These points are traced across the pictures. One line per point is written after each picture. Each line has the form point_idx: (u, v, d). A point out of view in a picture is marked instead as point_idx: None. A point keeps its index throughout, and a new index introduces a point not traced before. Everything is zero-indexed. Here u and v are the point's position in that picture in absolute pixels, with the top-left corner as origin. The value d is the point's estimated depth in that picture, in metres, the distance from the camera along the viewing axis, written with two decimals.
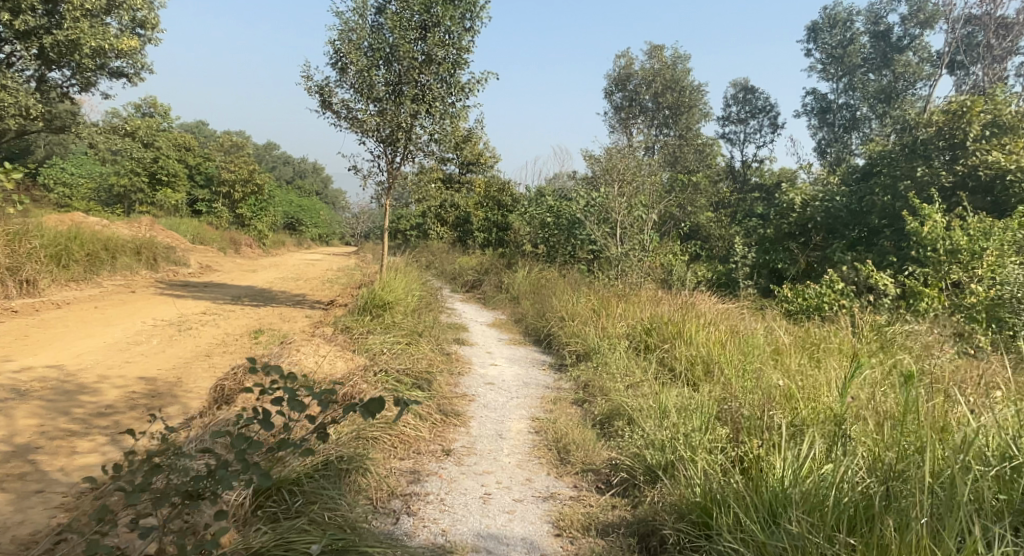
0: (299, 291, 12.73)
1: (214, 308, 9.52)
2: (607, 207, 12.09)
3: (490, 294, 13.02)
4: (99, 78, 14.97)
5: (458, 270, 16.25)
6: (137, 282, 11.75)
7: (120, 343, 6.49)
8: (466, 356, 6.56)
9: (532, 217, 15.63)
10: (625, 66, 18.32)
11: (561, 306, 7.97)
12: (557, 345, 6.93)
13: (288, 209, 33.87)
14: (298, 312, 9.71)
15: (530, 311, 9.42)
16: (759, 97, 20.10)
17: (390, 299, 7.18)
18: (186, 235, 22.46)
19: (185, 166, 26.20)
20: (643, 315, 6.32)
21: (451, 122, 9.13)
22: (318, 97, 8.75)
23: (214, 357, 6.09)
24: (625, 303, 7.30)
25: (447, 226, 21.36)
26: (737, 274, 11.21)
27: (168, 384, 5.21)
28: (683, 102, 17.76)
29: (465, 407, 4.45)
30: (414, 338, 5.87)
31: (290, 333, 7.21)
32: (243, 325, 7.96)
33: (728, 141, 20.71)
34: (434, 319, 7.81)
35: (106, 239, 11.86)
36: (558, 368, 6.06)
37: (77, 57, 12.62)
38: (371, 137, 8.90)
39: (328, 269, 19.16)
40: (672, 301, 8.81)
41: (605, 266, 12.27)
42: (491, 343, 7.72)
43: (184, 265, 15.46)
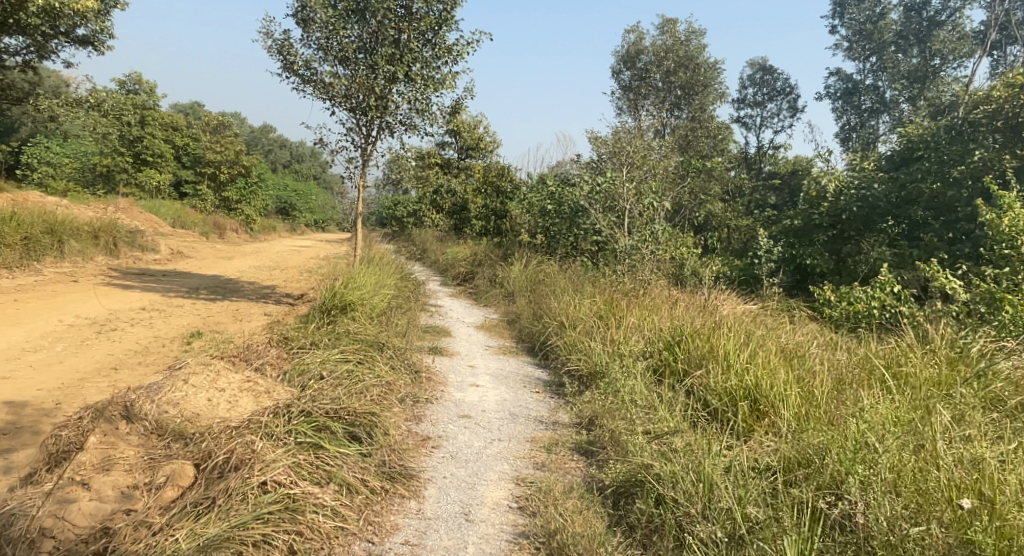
0: (271, 282, 11.43)
1: (160, 303, 8.22)
2: (614, 193, 10.85)
3: (483, 289, 11.73)
4: (61, 46, 13.69)
5: (450, 260, 14.99)
6: (85, 270, 10.44)
7: (11, 350, 5.18)
8: (442, 373, 5.31)
9: (532, 204, 14.34)
10: (635, 41, 17.01)
11: (561, 309, 6.67)
12: (555, 359, 5.68)
13: (279, 193, 32.50)
14: (258, 309, 8.41)
15: (526, 312, 8.12)
16: (778, 77, 18.70)
17: (352, 298, 5.91)
18: (166, 218, 21.28)
19: (171, 147, 24.97)
20: (662, 325, 5.03)
21: (435, 90, 7.80)
22: (279, 57, 7.47)
23: (120, 373, 4.79)
24: (638, 307, 6.03)
25: (442, 213, 20.06)
26: (760, 270, 9.90)
27: (39, 413, 3.90)
28: (697, 81, 16.38)
29: (423, 462, 3.20)
30: (370, 352, 4.59)
31: (233, 341, 5.92)
32: (181, 327, 6.65)
33: (744, 125, 19.31)
34: (410, 326, 6.53)
35: (53, 221, 10.57)
36: (555, 393, 4.80)
37: (21, 15, 11.52)
38: (341, 106, 7.60)
39: (313, 258, 17.86)
40: (692, 304, 7.50)
41: (611, 258, 10.98)
42: (476, 352, 6.43)
43: (152, 252, 14.19)
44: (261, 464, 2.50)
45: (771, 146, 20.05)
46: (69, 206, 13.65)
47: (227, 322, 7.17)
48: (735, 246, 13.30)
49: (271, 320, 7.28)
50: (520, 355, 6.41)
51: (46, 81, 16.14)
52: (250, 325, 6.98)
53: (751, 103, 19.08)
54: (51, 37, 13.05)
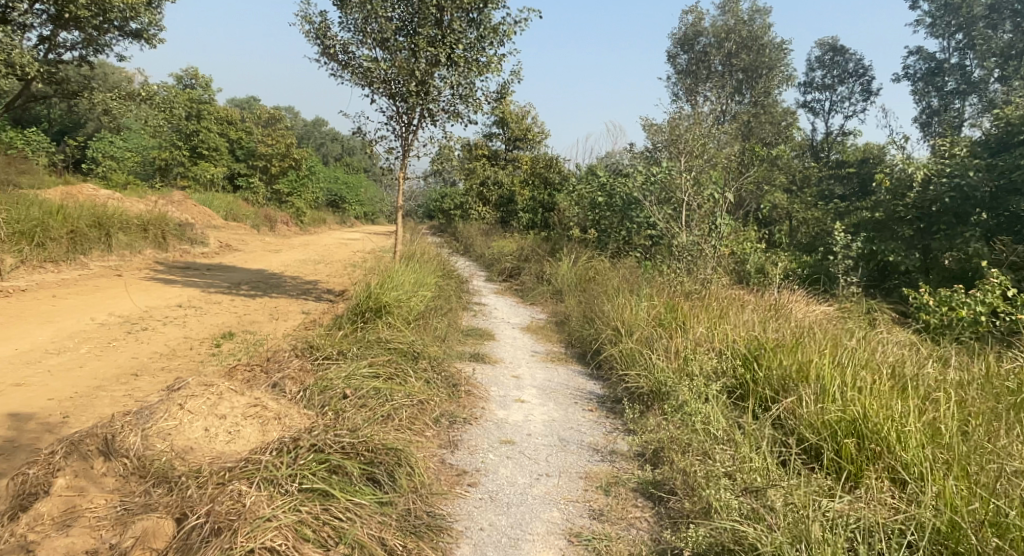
0: (313, 277, 11.20)
1: (198, 299, 8.00)
2: (672, 184, 10.13)
3: (530, 286, 11.18)
4: (114, 39, 13.77)
5: (496, 255, 14.53)
6: (131, 264, 10.39)
7: (34, 352, 4.92)
8: (484, 385, 4.78)
9: (582, 197, 13.70)
10: (693, 23, 16.34)
11: (615, 312, 6.03)
12: (610, 372, 5.07)
13: (329, 185, 32.74)
14: (297, 306, 8.09)
15: (575, 312, 7.51)
16: (850, 58, 17.42)
17: (388, 300, 5.45)
18: (218, 211, 21.58)
19: (226, 140, 25.34)
20: (736, 336, 4.35)
21: (479, 73, 7.26)
22: (316, 42, 7.06)
23: (139, 380, 4.45)
24: (704, 312, 5.35)
25: (490, 206, 19.61)
26: (834, 267, 9.01)
27: (44, 428, 3.55)
28: (760, 64, 15.36)
29: (458, 508, 2.70)
30: (402, 365, 4.11)
31: (264, 343, 5.55)
32: (213, 328, 6.34)
33: (811, 111, 18.10)
34: (449, 331, 6.04)
35: (101, 214, 10.57)
36: (612, 413, 4.20)
37: (71, 8, 11.76)
38: (381, 92, 7.14)
39: (358, 251, 17.69)
40: (762, 307, 6.74)
41: (667, 254, 10.25)
42: (521, 359, 5.87)
43: (202, 244, 14.24)
44: (249, 528, 2.07)
45: (841, 133, 18.75)
46: (122, 199, 13.82)
47: (262, 322, 6.86)
48: (803, 241, 12.34)
49: (307, 320, 6.92)
50: (570, 363, 5.81)
51: (104, 76, 16.47)
52: (285, 325, 6.65)
53: (819, 86, 17.86)
54: (103, 31, 13.08)
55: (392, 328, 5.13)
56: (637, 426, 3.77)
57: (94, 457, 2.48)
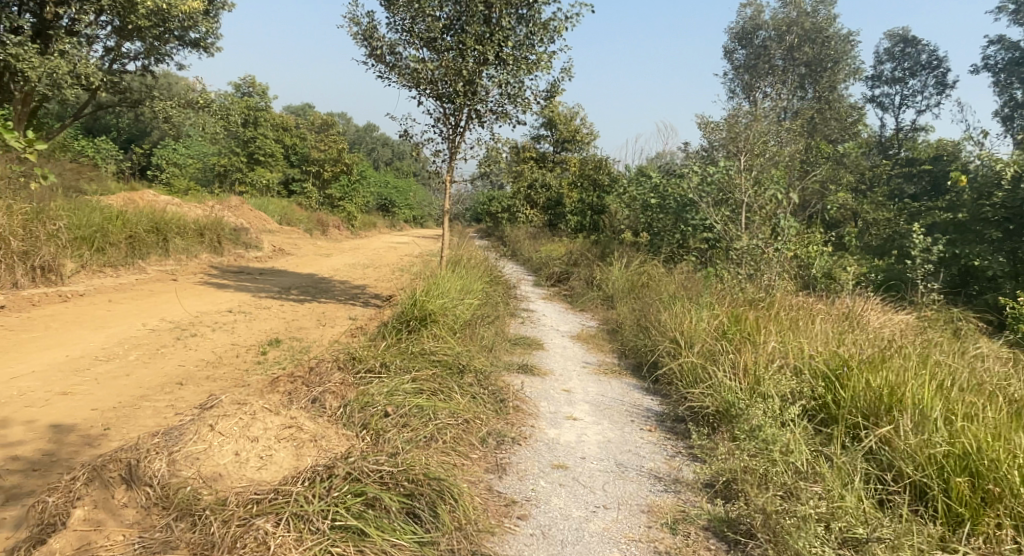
0: (361, 282, 11.17)
1: (248, 304, 8.02)
2: (731, 185, 9.65)
3: (579, 291, 10.84)
4: (174, 49, 14.19)
5: (544, 258, 14.25)
6: (187, 269, 10.57)
7: (83, 359, 4.92)
8: (534, 400, 4.50)
9: (633, 199, 13.29)
10: (752, 17, 15.82)
11: (673, 323, 5.66)
12: (670, 388, 4.73)
13: (379, 190, 33.13)
14: (344, 311, 8.01)
15: (629, 321, 7.14)
16: (922, 49, 16.39)
17: (433, 307, 5.26)
18: (273, 216, 22.06)
19: (281, 146, 25.91)
20: (812, 352, 3.95)
21: (528, 72, 7.00)
22: (363, 44, 6.95)
23: (183, 390, 4.38)
24: (771, 322, 4.94)
25: (538, 209, 19.35)
26: (912, 273, 8.34)
27: (84, 441, 3.47)
28: (825, 57, 14.57)
29: (509, 547, 2.47)
30: (447, 380, 3.90)
31: (309, 352, 5.44)
32: (260, 334, 6.29)
33: (878, 106, 17.12)
34: (497, 341, 5.79)
35: (159, 219, 10.80)
36: (674, 435, 3.87)
37: (133, 19, 11.90)
38: (428, 94, 6.96)
39: (406, 255, 17.70)
40: (833, 316, 6.22)
41: (725, 258, 9.75)
42: (572, 371, 5.57)
43: (255, 249, 14.49)
44: None
45: (911, 129, 17.66)
46: (181, 205, 14.19)
47: (309, 328, 6.78)
48: (872, 245, 11.59)
49: (354, 326, 6.81)
50: (624, 376, 5.47)
51: (165, 86, 17.03)
52: (332, 332, 6.55)
53: (888, 80, 16.88)
54: (163, 41, 13.49)
55: (438, 339, 4.93)
56: (707, 454, 3.43)
57: (116, 485, 2.39)
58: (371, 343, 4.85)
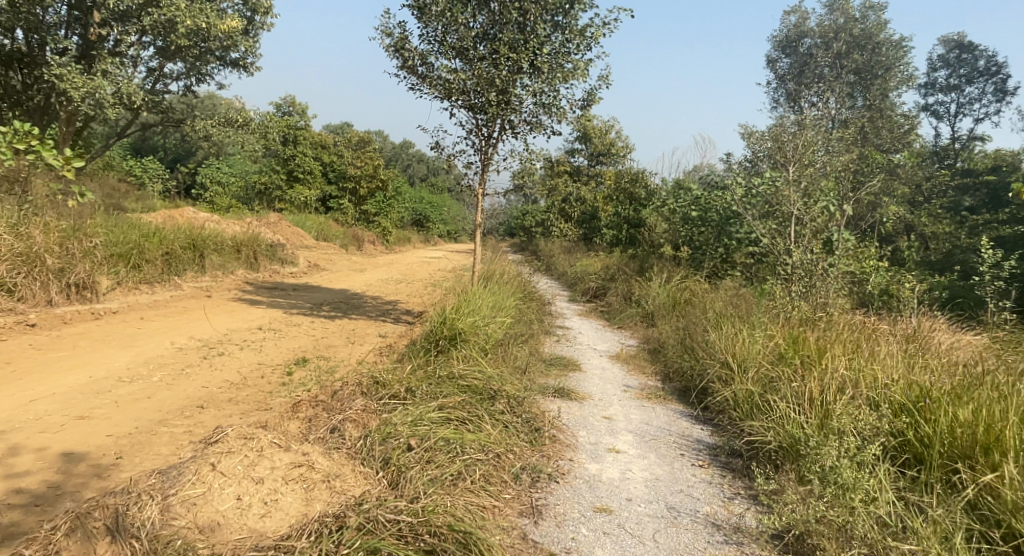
0: (394, 297, 11.00)
1: (278, 321, 7.88)
2: (778, 197, 9.17)
3: (617, 307, 10.45)
4: (215, 69, 14.49)
5: (580, 273, 13.89)
6: (221, 285, 10.56)
7: (106, 380, 4.77)
8: (573, 428, 4.16)
9: (672, 212, 12.87)
10: (796, 24, 15.37)
11: (721, 344, 5.26)
12: (724, 420, 4.34)
13: (414, 205, 33.26)
14: (374, 329, 7.80)
15: (673, 340, 6.72)
16: (980, 55, 15.59)
17: (463, 326, 4.98)
18: (310, 231, 22.27)
19: (320, 164, 26.23)
20: (886, 382, 3.55)
21: (564, 80, 6.72)
22: (394, 55, 6.79)
23: (203, 414, 4.17)
24: (834, 345, 4.52)
25: (573, 223, 19.02)
26: (980, 291, 7.72)
27: (93, 472, 3.27)
28: (876, 63, 13.95)
29: None
30: (477, 407, 3.60)
31: (336, 373, 5.20)
32: (288, 353, 6.09)
33: (933, 114, 16.33)
34: (532, 362, 5.47)
35: (195, 235, 10.85)
36: (732, 475, 3.50)
37: (173, 38, 12.06)
38: (460, 104, 6.74)
39: (440, 270, 17.56)
40: (899, 338, 5.70)
41: (773, 273, 9.25)
42: (613, 395, 5.20)
43: (291, 264, 14.52)
44: None
45: (969, 138, 16.77)
46: (220, 221, 14.36)
47: (338, 346, 6.57)
48: (938, 264, 10.91)
49: (385, 345, 6.57)
50: (670, 402, 5.07)
51: (207, 105, 17.40)
52: (361, 351, 6.32)
53: (942, 87, 16.11)
54: (203, 61, 13.75)
55: (468, 361, 4.64)
56: (773, 501, 3.03)
57: (99, 538, 2.24)
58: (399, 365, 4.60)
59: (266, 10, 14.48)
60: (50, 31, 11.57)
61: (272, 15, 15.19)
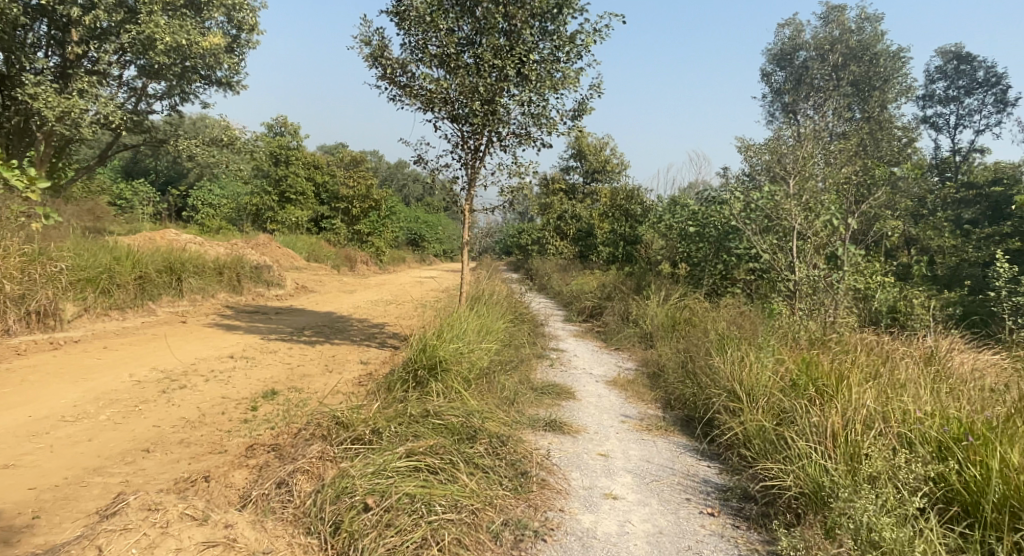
0: (381, 320, 10.54)
1: (253, 348, 7.40)
2: (779, 211, 8.80)
3: (613, 327, 10.02)
4: (200, 88, 14.22)
5: (576, 292, 13.48)
6: (199, 310, 10.11)
7: (46, 420, 4.32)
8: (565, 468, 3.70)
9: (668, 228, 12.52)
10: (791, 37, 15.24)
11: (727, 369, 4.81)
12: (736, 458, 3.88)
13: (409, 224, 32.90)
14: (355, 355, 7.32)
15: (673, 363, 6.26)
16: (978, 66, 15.41)
17: (443, 353, 4.51)
18: (301, 252, 21.86)
19: (313, 184, 25.88)
20: (923, 418, 3.10)
21: (553, 89, 6.36)
22: (373, 64, 6.42)
23: (146, 461, 3.71)
24: (857, 371, 4.06)
25: (568, 240, 18.65)
26: (998, 308, 7.32)
27: (0, 537, 2.81)
28: (874, 74, 13.72)
29: None
30: (453, 450, 3.16)
31: (305, 407, 4.73)
32: (257, 384, 5.62)
33: (932, 126, 16.10)
34: (521, 391, 5.01)
35: (172, 258, 10.42)
36: (748, 528, 3.04)
37: (152, 56, 11.68)
38: (443, 115, 6.37)
39: (432, 290, 17.12)
40: (918, 361, 5.28)
41: (776, 291, 8.85)
42: (609, 427, 4.73)
43: (278, 286, 14.08)
44: None
45: (970, 150, 16.51)
46: (204, 243, 13.94)
47: (314, 375, 6.11)
48: (955, 281, 10.57)
49: (364, 374, 6.11)
50: (672, 434, 4.60)
51: (194, 125, 17.09)
52: (338, 380, 5.86)
53: (941, 99, 15.93)
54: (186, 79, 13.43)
55: (448, 394, 4.19)
56: None
57: None
58: (371, 400, 4.14)
59: (251, 28, 14.22)
60: (26, 51, 11.29)
61: (258, 33, 14.94)
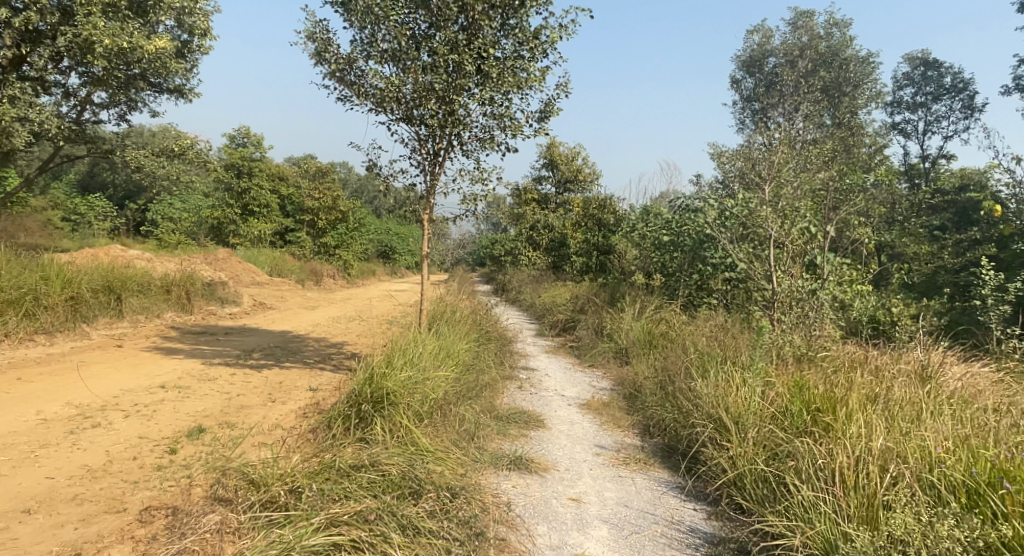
0: (340, 339, 9.87)
1: (190, 375, 6.68)
2: (755, 219, 8.44)
3: (586, 342, 9.54)
4: (148, 95, 13.47)
5: (548, 305, 13.00)
6: (140, 332, 9.34)
7: None
8: (530, 522, 3.14)
9: (640, 237, 12.14)
10: (760, 43, 15.10)
11: (712, 393, 4.33)
12: (729, 504, 3.38)
13: (379, 237, 32.16)
14: (305, 380, 6.67)
15: (651, 385, 5.76)
16: (945, 72, 15.49)
17: (392, 386, 3.91)
18: (263, 267, 21.03)
19: (278, 196, 25.02)
20: (950, 473, 2.65)
21: (517, 89, 5.86)
22: (318, 60, 5.84)
23: (24, 528, 3.05)
24: (860, 399, 3.59)
25: (541, 251, 18.17)
26: (986, 318, 7.02)
27: None
28: (844, 80, 13.59)
29: None
30: (389, 523, 2.63)
31: (234, 449, 4.10)
32: (184, 421, 4.93)
33: (902, 132, 16.11)
34: (482, 422, 4.44)
35: (111, 276, 9.66)
36: None
37: (91, 59, 10.92)
38: (396, 116, 5.81)
39: (399, 304, 16.49)
40: (914, 379, 4.85)
41: (756, 302, 8.46)
42: (583, 462, 4.19)
43: (234, 304, 13.32)
44: None
45: (939, 156, 16.54)
46: (153, 259, 13.11)
47: (253, 407, 5.45)
48: (934, 288, 10.35)
49: (311, 404, 5.47)
50: (653, 469, 4.08)
51: (145, 136, 16.27)
52: (280, 412, 5.22)
53: (909, 105, 15.97)
54: (131, 85, 12.67)
55: (397, 437, 3.62)
56: None
57: None
58: (305, 446, 3.55)
59: (203, 32, 13.54)
60: None
61: (212, 38, 14.25)
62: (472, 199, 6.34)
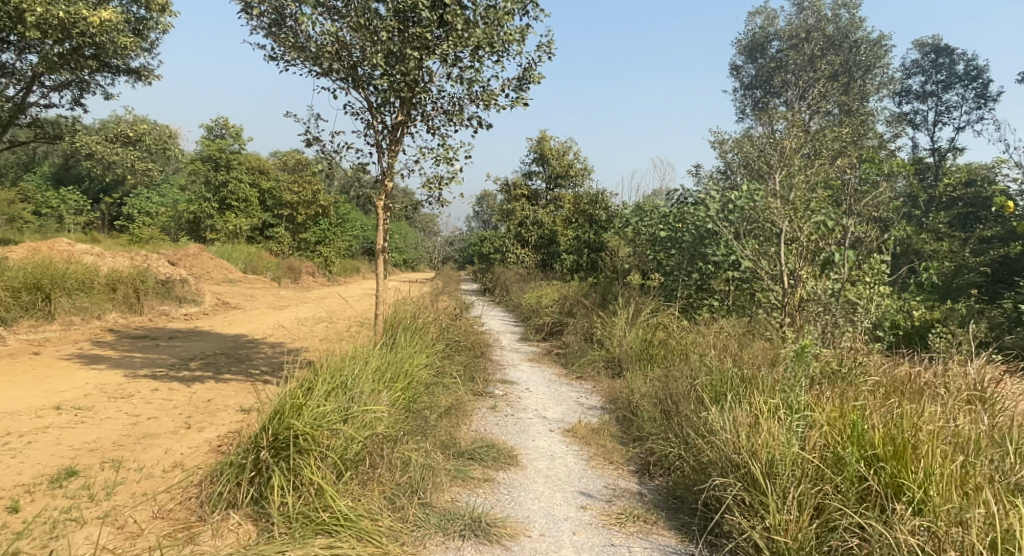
0: (299, 344, 8.78)
1: (102, 391, 5.60)
2: (763, 210, 7.44)
3: (574, 349, 8.53)
4: (100, 76, 12.38)
5: (535, 305, 11.99)
6: (69, 337, 8.23)
7: None
8: None
9: (634, 232, 11.17)
10: (763, 26, 14.16)
11: (733, 430, 3.36)
12: None
13: (365, 233, 31.00)
14: (239, 398, 5.59)
15: (648, 408, 4.76)
16: (957, 58, 14.62)
17: (301, 428, 2.85)
18: (237, 263, 19.92)
19: (256, 190, 23.67)
20: None
21: (490, 47, 4.84)
22: (242, 6, 4.72)
23: None
24: (943, 462, 2.67)
25: (529, 248, 17.14)
26: None
27: None
28: (854, 63, 12.65)
29: None
30: None
31: (94, 511, 3.05)
32: (56, 459, 3.85)
33: (911, 122, 15.23)
34: (434, 466, 3.42)
35: (39, 272, 8.63)
36: None
37: (21, 29, 9.98)
38: (338, 77, 4.76)
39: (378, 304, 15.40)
40: (980, 405, 3.85)
41: (765, 304, 7.48)
42: (563, 521, 3.18)
43: (195, 303, 12.21)
44: None
45: (950, 148, 15.66)
46: (104, 253, 11.96)
47: (159, 436, 4.38)
48: (958, 289, 9.40)
49: (232, 432, 4.41)
50: (657, 536, 3.09)
51: (104, 122, 15.18)
52: (189, 445, 4.15)
53: (918, 94, 15.09)
54: (78, 64, 11.59)
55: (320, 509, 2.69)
56: None
57: None
58: (196, 526, 2.62)
59: (161, 8, 12.43)
60: None
61: (172, 14, 13.14)
62: (436, 181, 5.31)
